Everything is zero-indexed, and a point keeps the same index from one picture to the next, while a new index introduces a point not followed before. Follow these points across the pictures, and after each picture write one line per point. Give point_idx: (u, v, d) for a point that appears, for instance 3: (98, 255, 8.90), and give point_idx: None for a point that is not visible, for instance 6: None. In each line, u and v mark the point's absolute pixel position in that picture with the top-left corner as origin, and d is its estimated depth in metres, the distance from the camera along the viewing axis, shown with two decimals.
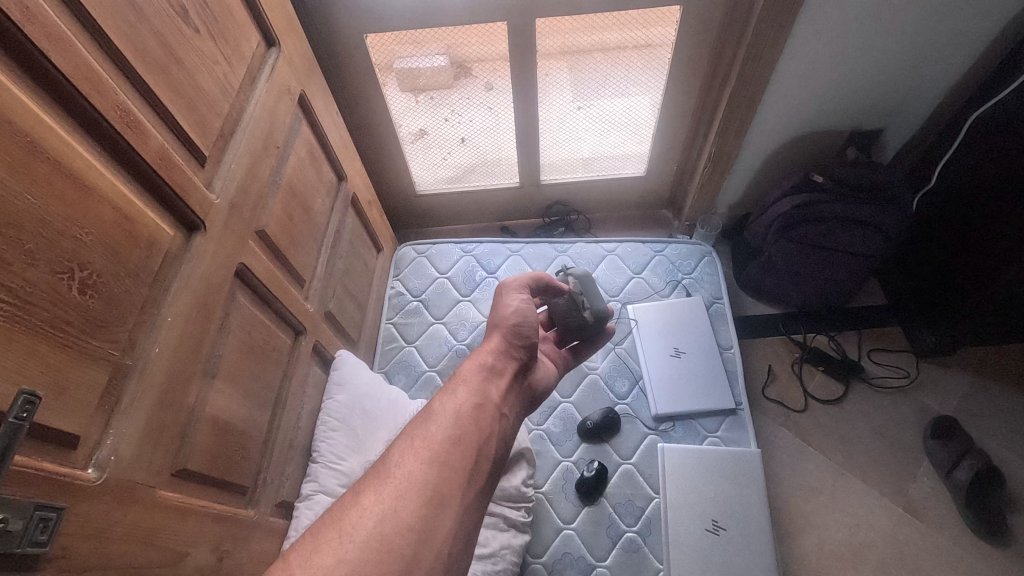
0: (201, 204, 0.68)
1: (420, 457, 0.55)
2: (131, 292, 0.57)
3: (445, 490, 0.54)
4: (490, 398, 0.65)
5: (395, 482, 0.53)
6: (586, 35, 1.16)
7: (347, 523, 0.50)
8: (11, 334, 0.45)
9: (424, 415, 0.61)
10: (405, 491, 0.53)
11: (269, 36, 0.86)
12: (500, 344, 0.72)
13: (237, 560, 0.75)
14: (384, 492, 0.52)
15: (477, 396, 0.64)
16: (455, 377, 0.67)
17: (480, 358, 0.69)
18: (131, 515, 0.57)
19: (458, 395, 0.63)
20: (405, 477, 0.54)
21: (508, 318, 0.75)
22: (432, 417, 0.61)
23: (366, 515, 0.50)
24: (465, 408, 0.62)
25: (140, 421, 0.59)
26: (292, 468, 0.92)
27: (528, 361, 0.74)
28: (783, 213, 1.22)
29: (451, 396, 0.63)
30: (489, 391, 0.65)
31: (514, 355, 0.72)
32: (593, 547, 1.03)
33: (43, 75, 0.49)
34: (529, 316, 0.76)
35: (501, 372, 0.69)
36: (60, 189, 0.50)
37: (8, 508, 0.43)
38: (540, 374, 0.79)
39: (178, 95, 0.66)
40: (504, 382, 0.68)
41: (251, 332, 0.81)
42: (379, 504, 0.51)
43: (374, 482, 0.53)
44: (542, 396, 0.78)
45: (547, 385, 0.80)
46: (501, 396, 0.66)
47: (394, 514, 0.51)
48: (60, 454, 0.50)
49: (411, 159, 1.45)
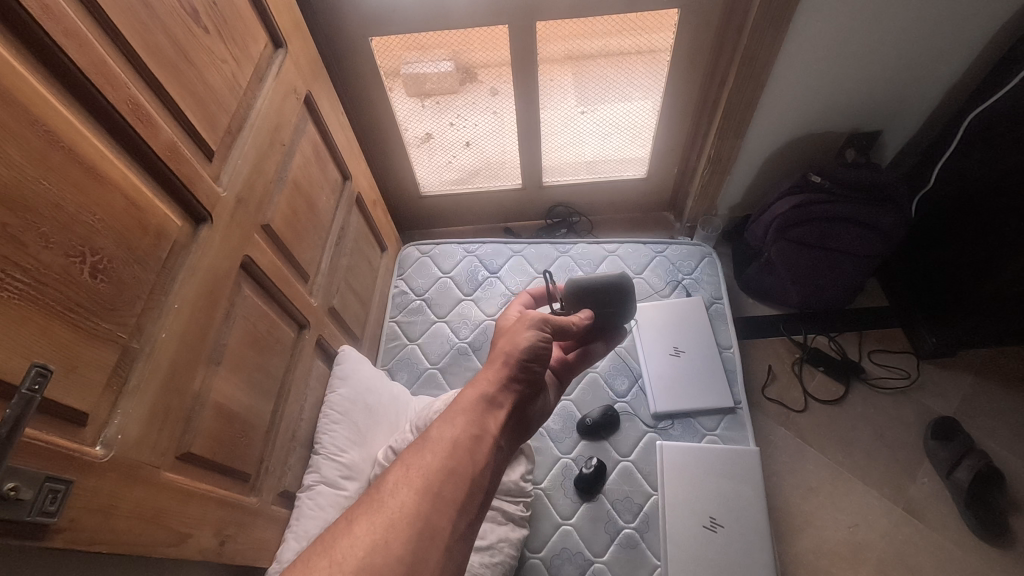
0: (208, 197, 0.71)
1: (412, 487, 0.56)
2: (140, 278, 0.60)
3: (437, 522, 0.55)
4: (489, 431, 0.64)
5: (387, 513, 0.53)
6: (589, 41, 1.19)
7: (338, 552, 0.50)
8: (23, 313, 0.47)
9: (420, 441, 0.61)
10: (397, 522, 0.53)
11: (276, 37, 0.89)
12: (503, 373, 0.70)
13: (239, 546, 0.76)
14: (376, 522, 0.53)
15: (474, 428, 0.63)
16: (455, 403, 0.67)
17: (481, 388, 0.68)
18: (137, 493, 0.59)
19: (456, 424, 0.63)
20: (398, 507, 0.54)
21: (517, 351, 0.72)
22: (427, 444, 0.61)
23: (357, 545, 0.51)
24: (462, 438, 0.62)
25: (146, 403, 0.61)
26: (294, 458, 0.94)
27: (529, 395, 0.73)
28: (782, 213, 1.23)
29: (448, 426, 0.63)
30: (488, 423, 0.65)
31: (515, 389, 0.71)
32: (591, 543, 1.04)
33: (60, 69, 0.51)
34: (539, 351, 0.74)
35: (502, 404, 0.68)
36: (74, 176, 0.52)
37: (19, 478, 0.45)
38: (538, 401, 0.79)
39: (188, 91, 0.69)
40: (503, 416, 0.68)
41: (255, 323, 0.83)
42: (371, 533, 0.52)
43: (368, 511, 0.54)
44: (535, 424, 0.78)
45: (543, 410, 0.80)
46: (499, 429, 0.66)
47: (385, 546, 0.51)
48: (71, 431, 0.53)
49: (416, 162, 1.48)
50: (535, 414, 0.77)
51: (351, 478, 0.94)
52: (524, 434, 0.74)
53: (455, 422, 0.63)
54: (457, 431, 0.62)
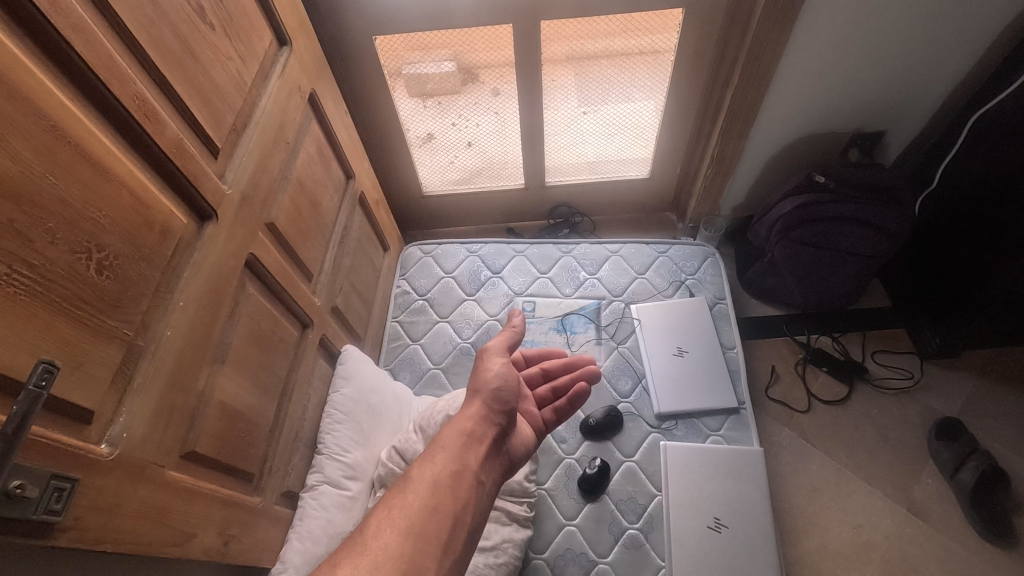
0: (214, 194, 0.70)
1: (395, 529, 0.59)
2: (145, 275, 0.59)
3: (421, 562, 0.58)
4: (469, 465, 0.69)
5: (371, 554, 0.56)
6: (592, 41, 1.19)
7: None
8: (30, 309, 0.47)
9: (403, 483, 0.65)
10: (381, 563, 0.56)
11: (281, 35, 0.88)
12: (481, 409, 0.75)
13: (242, 547, 0.76)
14: (361, 565, 0.55)
15: (455, 464, 0.68)
16: (435, 442, 0.72)
17: (460, 425, 0.73)
18: (142, 492, 0.58)
19: (436, 461, 0.68)
20: (380, 548, 0.57)
21: (487, 386, 0.77)
22: (410, 484, 0.65)
23: None
24: (443, 477, 0.66)
25: (150, 401, 0.60)
26: (298, 458, 0.94)
27: (507, 428, 0.76)
28: (785, 213, 1.23)
29: (429, 464, 0.68)
30: (468, 458, 0.70)
31: (493, 421, 0.75)
32: (595, 544, 1.03)
33: (67, 64, 0.51)
34: (509, 383, 0.78)
35: (480, 439, 0.72)
36: (80, 172, 0.52)
37: (25, 475, 0.45)
38: (517, 442, 0.80)
39: (194, 88, 0.68)
40: (484, 449, 0.72)
41: (259, 321, 0.83)
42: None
43: (350, 554, 0.56)
44: (518, 464, 0.80)
45: (524, 453, 0.81)
46: (480, 463, 0.70)
47: None
48: (76, 429, 0.52)
49: (419, 162, 1.48)
50: (517, 453, 0.79)
51: (354, 478, 0.93)
52: (508, 472, 0.76)
53: (436, 461, 0.68)
54: (439, 471, 0.66)
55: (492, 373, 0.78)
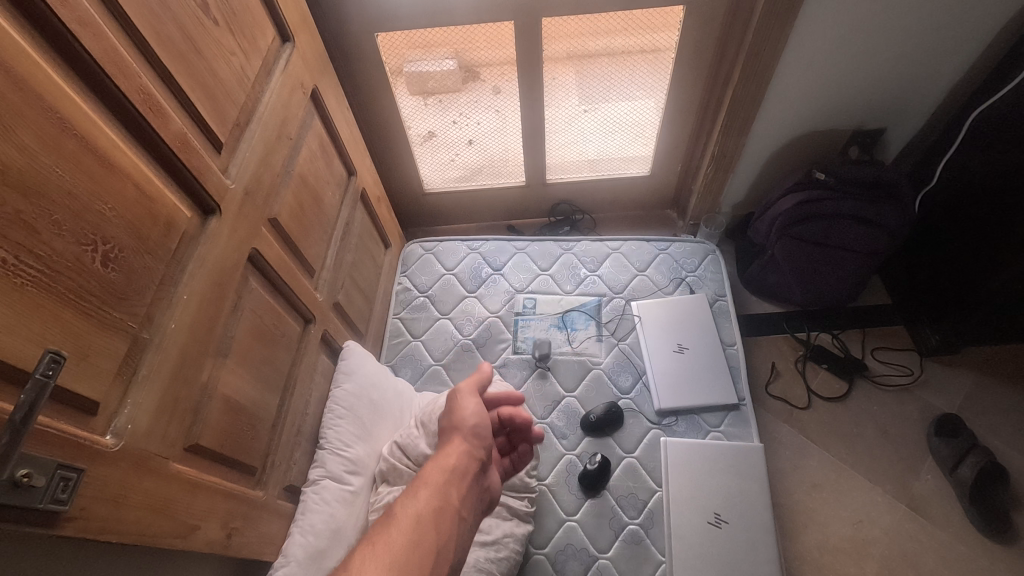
0: (217, 188, 0.71)
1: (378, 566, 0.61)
2: (150, 268, 0.60)
3: None
4: (449, 501, 0.71)
5: None
6: (593, 40, 1.20)
7: None
8: (36, 300, 0.47)
9: (386, 520, 0.67)
10: None
11: (283, 31, 0.89)
12: (462, 446, 0.78)
13: (245, 540, 0.76)
14: None
15: (436, 501, 0.70)
16: (417, 479, 0.73)
17: (442, 463, 0.75)
18: (146, 483, 0.59)
19: (419, 498, 0.70)
20: None
21: (465, 423, 0.80)
22: (392, 522, 0.66)
23: None
24: (425, 515, 0.68)
25: (154, 393, 0.60)
26: (300, 452, 0.94)
27: (486, 464, 0.80)
28: (786, 210, 1.24)
29: (412, 502, 0.69)
30: (449, 495, 0.72)
31: (474, 457, 0.78)
32: (595, 539, 1.04)
33: (73, 57, 0.51)
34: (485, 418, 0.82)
35: (461, 474, 0.75)
36: (86, 164, 0.52)
37: (31, 464, 0.45)
38: (490, 480, 0.82)
39: (197, 82, 0.69)
40: (465, 486, 0.74)
41: (261, 316, 0.83)
42: None
43: None
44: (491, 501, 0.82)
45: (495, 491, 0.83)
46: (460, 500, 0.72)
47: None
48: (82, 420, 0.52)
49: (421, 160, 1.48)
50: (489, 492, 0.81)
51: (355, 473, 0.94)
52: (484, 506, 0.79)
53: (419, 499, 0.70)
54: (422, 510, 0.68)
55: (469, 411, 0.81)
